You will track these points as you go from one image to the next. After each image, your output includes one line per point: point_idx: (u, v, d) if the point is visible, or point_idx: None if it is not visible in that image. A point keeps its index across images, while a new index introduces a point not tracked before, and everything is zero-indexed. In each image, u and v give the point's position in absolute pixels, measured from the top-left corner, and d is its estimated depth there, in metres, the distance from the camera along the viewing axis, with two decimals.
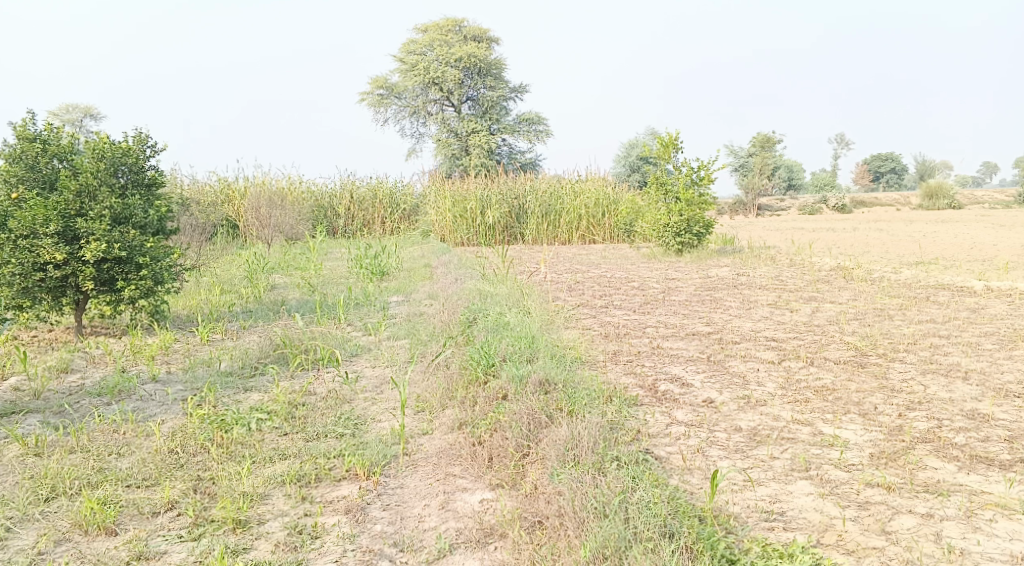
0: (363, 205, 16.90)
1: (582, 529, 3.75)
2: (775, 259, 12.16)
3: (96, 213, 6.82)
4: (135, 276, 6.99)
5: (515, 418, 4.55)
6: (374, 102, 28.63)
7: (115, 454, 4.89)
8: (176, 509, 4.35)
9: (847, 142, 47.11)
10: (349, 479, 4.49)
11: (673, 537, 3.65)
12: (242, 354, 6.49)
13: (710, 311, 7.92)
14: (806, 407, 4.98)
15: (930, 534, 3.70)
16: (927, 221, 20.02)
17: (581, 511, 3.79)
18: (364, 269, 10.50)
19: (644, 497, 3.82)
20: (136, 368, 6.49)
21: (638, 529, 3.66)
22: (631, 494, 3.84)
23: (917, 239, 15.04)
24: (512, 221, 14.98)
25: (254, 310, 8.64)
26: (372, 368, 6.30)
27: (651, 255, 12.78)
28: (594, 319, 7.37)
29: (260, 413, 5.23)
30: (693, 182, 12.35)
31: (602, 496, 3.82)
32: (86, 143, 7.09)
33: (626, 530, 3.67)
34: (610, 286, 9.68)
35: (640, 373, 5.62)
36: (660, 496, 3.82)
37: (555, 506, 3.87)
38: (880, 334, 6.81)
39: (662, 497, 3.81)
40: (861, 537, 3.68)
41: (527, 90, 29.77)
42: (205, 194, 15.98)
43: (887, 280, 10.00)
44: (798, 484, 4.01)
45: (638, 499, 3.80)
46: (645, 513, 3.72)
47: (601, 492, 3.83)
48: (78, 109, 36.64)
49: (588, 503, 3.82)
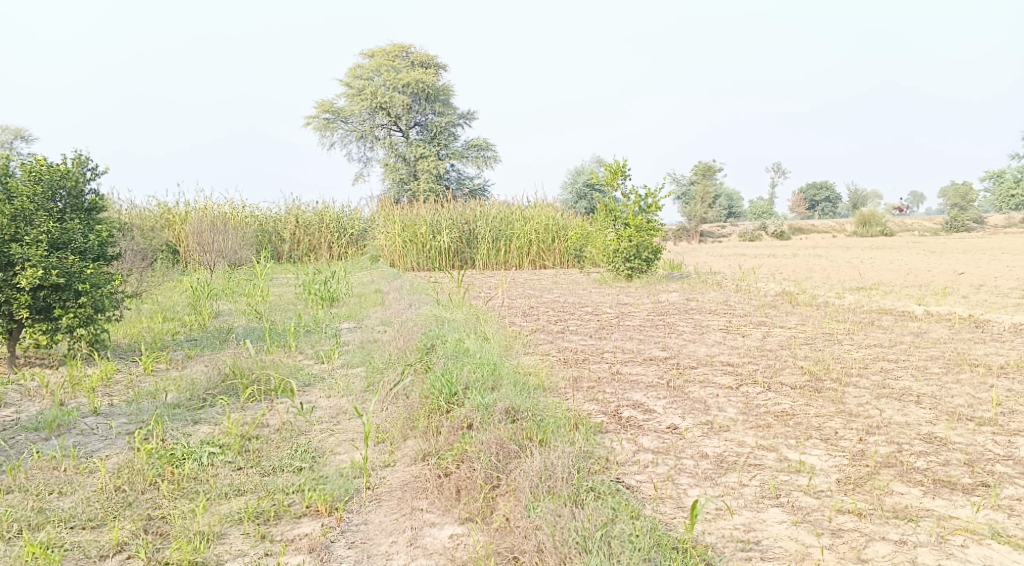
0: (309, 230, 16.67)
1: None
2: (722, 284, 12.31)
3: (32, 239, 6.59)
4: (73, 303, 6.76)
5: (482, 449, 4.49)
6: (320, 126, 28.43)
7: (56, 493, 4.70)
8: (126, 551, 4.18)
9: (784, 169, 48.15)
10: (311, 516, 4.37)
11: None
12: (190, 385, 6.31)
13: (665, 336, 7.95)
14: (769, 432, 5.00)
15: (905, 562, 3.73)
16: (863, 247, 20.47)
17: (562, 546, 3.73)
18: (313, 295, 10.32)
19: (624, 529, 3.78)
20: (76, 401, 6.25)
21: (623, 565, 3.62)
22: (611, 527, 3.80)
23: (857, 265, 15.38)
24: (462, 246, 14.90)
25: (200, 339, 8.41)
26: (327, 398, 6.16)
27: (601, 280, 12.82)
28: (551, 345, 7.34)
29: (212, 446, 5.06)
30: (642, 208, 12.46)
31: (584, 530, 3.78)
32: (22, 166, 6.85)
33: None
34: (563, 311, 9.67)
35: (602, 399, 5.60)
36: (639, 528, 3.79)
37: (533, 541, 3.81)
38: (833, 358, 6.90)
39: (643, 529, 3.78)
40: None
41: (474, 116, 29.81)
42: (146, 219, 15.61)
43: (833, 305, 10.19)
44: (770, 512, 4.02)
45: (619, 532, 3.76)
46: (627, 548, 3.68)
47: (580, 526, 3.78)
48: (9, 131, 35.61)
49: (568, 538, 3.77)
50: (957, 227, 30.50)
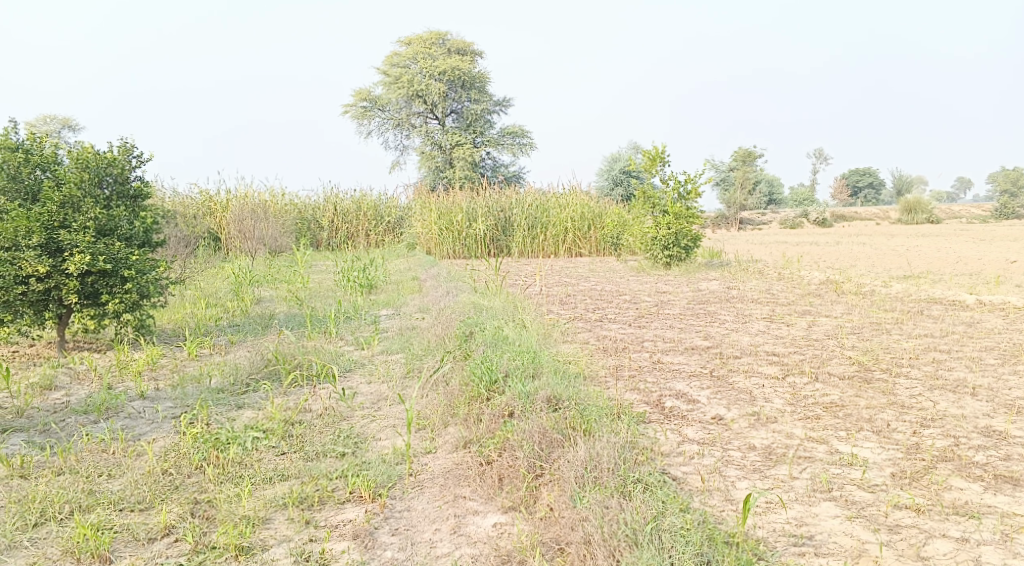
0: (347, 218, 16.69)
1: (613, 558, 3.60)
2: (764, 272, 12.10)
3: (80, 225, 6.63)
4: (120, 289, 6.79)
5: (525, 437, 4.42)
6: (358, 114, 28.49)
7: (105, 476, 4.70)
8: (174, 534, 4.16)
9: (826, 156, 47.31)
10: (354, 501, 4.33)
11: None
12: (233, 370, 6.32)
13: (706, 325, 7.80)
14: (818, 424, 4.86)
15: (969, 560, 3.60)
16: (908, 235, 19.98)
17: (611, 539, 3.64)
18: (352, 282, 10.32)
19: (675, 523, 3.68)
20: (123, 385, 6.29)
21: (674, 560, 3.52)
22: (661, 520, 3.71)
23: (902, 253, 15.04)
24: (498, 234, 14.83)
25: (242, 324, 8.43)
26: (367, 384, 6.13)
27: (640, 268, 12.67)
28: (591, 333, 7.24)
29: (256, 431, 5.05)
30: (681, 195, 12.26)
31: (633, 523, 3.68)
32: (70, 153, 6.89)
33: (663, 561, 3.52)
34: (602, 299, 9.55)
35: (643, 389, 5.50)
36: (690, 522, 3.69)
37: (579, 532, 3.73)
38: (881, 348, 6.72)
39: (693, 523, 3.68)
40: (896, 563, 3.58)
41: (511, 103, 29.68)
42: (187, 206, 15.75)
43: (879, 294, 9.95)
44: (824, 506, 3.90)
45: (669, 525, 3.67)
46: (678, 541, 3.59)
47: (630, 518, 3.69)
48: (56, 120, 36.13)
49: (617, 530, 3.68)
50: (1006, 214, 29.73)
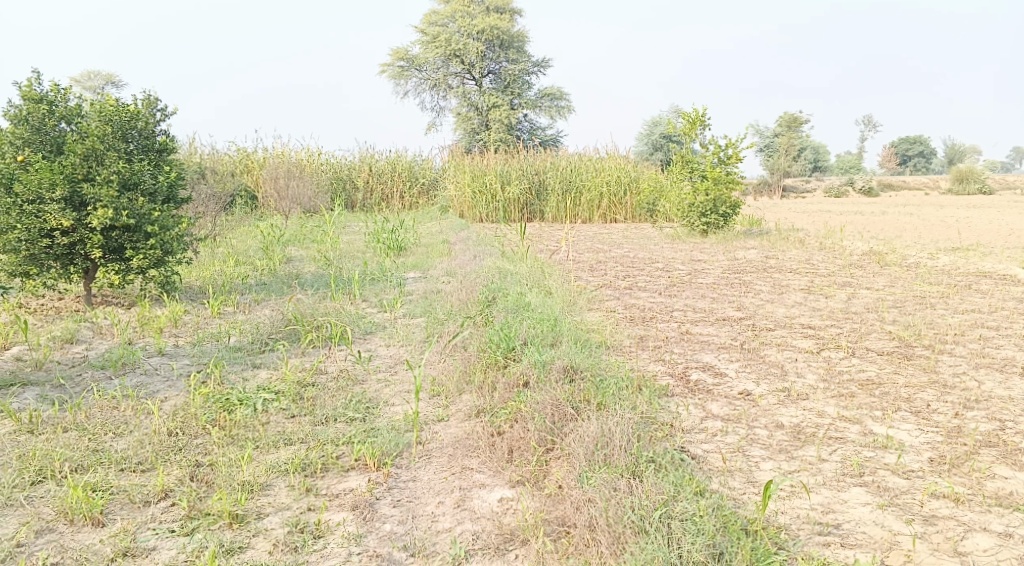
0: (382, 178, 16.50)
1: (619, 547, 3.38)
2: (804, 242, 11.70)
3: (103, 179, 6.46)
4: (144, 245, 6.64)
5: (537, 409, 4.21)
6: (395, 74, 28.20)
7: (112, 434, 4.58)
8: (170, 498, 4.03)
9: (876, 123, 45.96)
10: (358, 470, 4.16)
11: (723, 559, 3.29)
12: (253, 329, 6.18)
13: (741, 296, 7.51)
14: (852, 402, 4.59)
15: (1011, 559, 3.32)
16: (959, 205, 19.31)
17: (617, 525, 3.42)
18: (380, 243, 10.14)
19: (688, 509, 3.45)
20: (143, 341, 6.16)
21: (684, 551, 3.29)
22: (674, 505, 3.48)
23: (953, 224, 14.46)
24: (532, 198, 14.56)
25: (268, 283, 8.29)
26: (386, 347, 5.95)
27: (675, 235, 12.32)
28: (618, 301, 6.98)
29: (267, 393, 4.91)
30: (721, 159, 11.84)
31: (642, 509, 3.46)
32: (93, 105, 6.71)
33: (671, 552, 3.30)
34: (634, 266, 9.27)
35: (669, 360, 5.25)
36: (705, 508, 3.45)
37: (588, 515, 3.51)
38: (925, 323, 6.38)
39: (709, 509, 3.44)
40: (931, 558, 3.31)
41: (550, 63, 29.14)
42: (222, 164, 15.65)
43: (925, 266, 9.52)
44: (853, 492, 3.65)
45: (682, 511, 3.44)
46: (690, 530, 3.35)
47: (639, 503, 3.46)
48: (100, 77, 36.45)
49: (624, 516, 3.46)
50: None
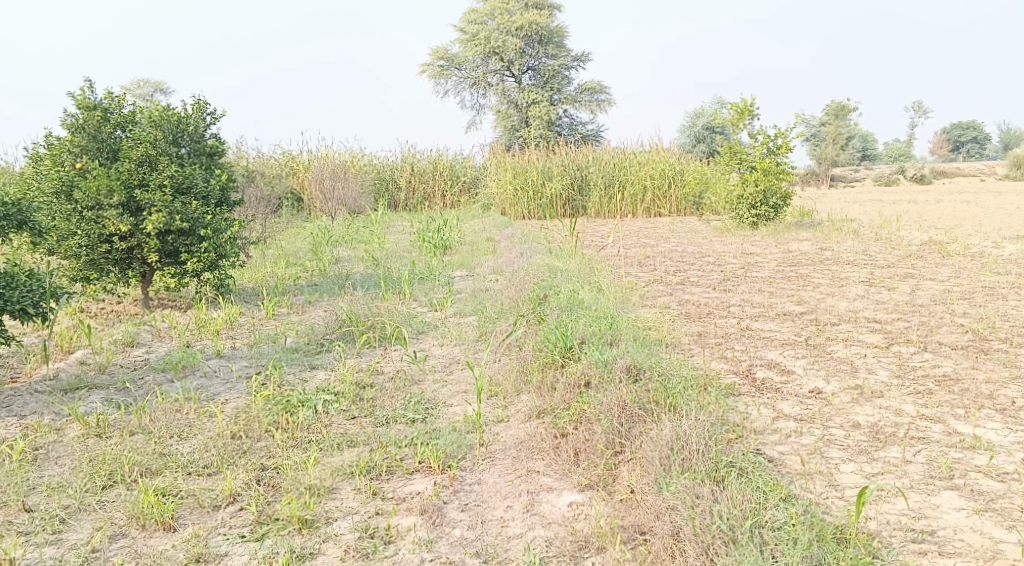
0: (424, 177, 16.44)
1: (707, 556, 3.27)
2: (859, 233, 11.41)
3: (157, 184, 6.46)
4: (198, 248, 6.64)
5: (603, 410, 4.11)
6: (436, 73, 28.19)
7: (177, 437, 4.56)
8: (239, 502, 3.99)
9: (926, 108, 44.73)
10: (423, 472, 4.09)
11: None
12: (308, 330, 6.13)
13: (799, 289, 7.30)
14: (930, 399, 4.40)
15: None
16: (1015, 192, 18.68)
17: (704, 534, 3.30)
18: (426, 243, 10.06)
19: (778, 517, 3.34)
20: (200, 343, 6.16)
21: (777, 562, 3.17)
22: (763, 514, 3.36)
23: (1013, 211, 13.99)
24: (575, 194, 14.33)
25: (319, 284, 8.27)
26: (440, 346, 5.86)
27: (724, 228, 12.09)
28: (672, 297, 6.82)
29: (327, 394, 4.86)
30: (770, 150, 11.60)
31: (729, 517, 3.34)
32: (145, 111, 6.71)
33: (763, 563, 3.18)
34: (684, 261, 9.09)
35: (732, 357, 5.10)
36: (795, 516, 3.35)
37: (670, 523, 3.39)
38: (997, 315, 6.13)
39: (800, 519, 3.33)
40: None
41: (591, 57, 28.88)
42: (268, 167, 15.74)
43: (989, 256, 9.21)
44: (944, 497, 3.53)
45: (772, 520, 3.32)
46: (783, 540, 3.25)
47: (727, 512, 3.34)
48: (147, 83, 37.01)
49: (711, 525, 3.33)
50: None
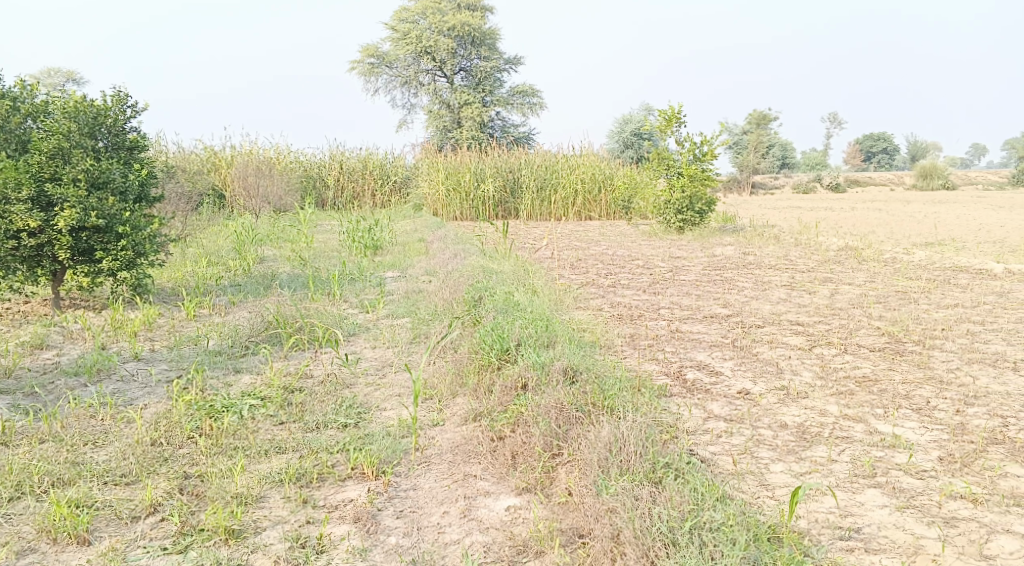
0: (353, 176, 16.26)
1: (647, 559, 3.31)
2: (780, 238, 11.71)
3: (70, 177, 6.24)
4: (114, 246, 6.43)
5: (540, 413, 4.13)
6: (365, 71, 27.93)
7: (91, 444, 4.41)
8: (160, 513, 3.88)
9: (841, 119, 46.12)
10: (356, 479, 4.04)
11: None
12: (232, 332, 5.98)
13: (725, 292, 7.46)
14: (853, 400, 4.55)
15: None
16: (924, 201, 19.41)
17: (644, 537, 3.35)
18: (356, 243, 9.95)
19: (715, 518, 3.41)
20: (117, 345, 5.96)
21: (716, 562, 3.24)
22: (700, 514, 3.42)
23: (923, 219, 14.53)
24: (507, 196, 14.39)
25: (243, 284, 8.09)
26: (372, 349, 5.80)
27: (651, 232, 12.26)
28: (604, 299, 6.89)
29: (253, 399, 4.76)
30: (696, 156, 11.81)
31: (669, 519, 3.39)
32: (60, 102, 6.47)
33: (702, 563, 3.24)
34: (615, 264, 9.20)
35: (663, 359, 5.18)
36: (732, 516, 3.40)
37: (609, 526, 3.43)
38: (911, 318, 6.36)
39: (737, 519, 3.40)
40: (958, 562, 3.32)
41: (522, 60, 28.97)
42: (191, 163, 15.35)
43: (902, 261, 9.56)
44: (869, 494, 3.65)
45: (710, 521, 3.39)
46: (721, 541, 3.31)
47: (666, 514, 3.39)
48: (61, 73, 35.70)
49: (651, 527, 3.38)
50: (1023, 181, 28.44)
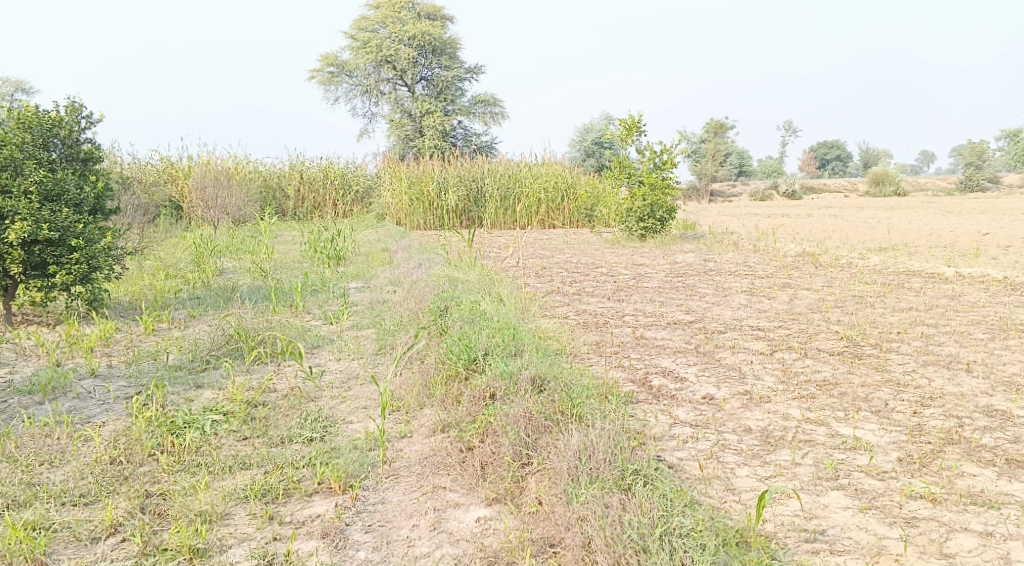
0: (314, 186, 16.16)
1: None
2: (739, 244, 11.87)
3: (21, 190, 6.15)
4: (67, 259, 6.31)
5: (509, 423, 4.15)
6: (325, 80, 27.81)
7: (47, 464, 4.34)
8: (121, 533, 3.84)
9: (796, 127, 46.71)
10: (323, 493, 4.03)
11: None
12: (192, 346, 5.91)
13: (687, 299, 7.55)
14: (814, 403, 4.63)
15: (996, 558, 3.44)
16: (878, 208, 19.79)
17: (615, 544, 3.39)
18: (319, 253, 9.90)
19: (684, 524, 3.46)
20: (72, 362, 5.87)
21: None
22: (669, 520, 3.48)
23: (877, 225, 14.82)
24: (470, 205, 14.41)
25: (203, 297, 8.00)
26: (337, 361, 5.78)
27: (614, 240, 12.35)
28: (569, 307, 6.95)
29: (216, 414, 4.72)
30: (657, 165, 11.93)
31: (639, 526, 3.43)
32: (11, 113, 6.36)
33: None
34: (579, 272, 9.26)
35: (628, 366, 5.23)
36: (701, 521, 3.48)
37: (580, 535, 3.46)
38: (868, 322, 6.50)
39: (705, 524, 3.46)
40: (920, 561, 3.40)
41: (482, 69, 29.02)
42: (147, 174, 15.14)
43: (858, 266, 9.74)
44: (832, 496, 3.73)
45: (679, 526, 3.44)
46: (690, 546, 3.37)
47: (637, 521, 3.44)
48: (10, 83, 34.96)
49: (622, 535, 3.42)
50: (971, 187, 29.12)
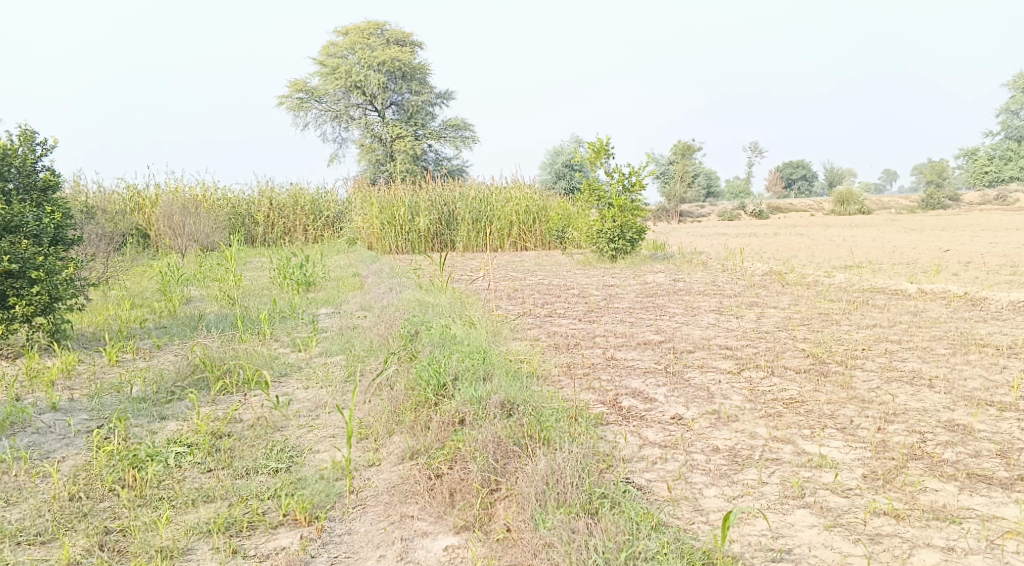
0: (283, 212, 16.08)
1: None
2: (708, 264, 11.96)
3: None
4: (28, 291, 6.26)
5: (477, 448, 4.13)
6: (294, 105, 27.76)
7: (4, 502, 4.26)
8: None
9: (763, 148, 47.41)
10: (288, 525, 3.99)
11: None
12: (156, 377, 5.83)
13: (657, 319, 7.59)
14: (781, 421, 4.66)
15: None
16: (844, 225, 20.04)
17: None
18: (288, 280, 9.84)
19: (650, 547, 3.47)
20: (33, 396, 5.77)
21: None
22: (636, 544, 3.49)
23: (843, 243, 15.00)
24: (441, 228, 14.39)
25: (170, 326, 7.91)
26: (305, 390, 5.72)
27: (585, 261, 12.39)
28: (541, 329, 6.95)
29: (179, 446, 4.65)
30: (625, 187, 11.99)
31: (606, 551, 3.44)
32: None
33: None
34: (550, 294, 9.28)
35: (598, 388, 5.23)
36: (667, 544, 3.49)
37: None
38: (833, 339, 6.56)
39: (671, 547, 3.47)
40: None
41: (451, 94, 29.15)
42: (113, 202, 14.97)
43: (824, 284, 9.85)
44: (798, 515, 3.76)
45: (645, 550, 3.45)
46: None
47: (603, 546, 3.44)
48: None
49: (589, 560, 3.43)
50: (933, 205, 29.59)
